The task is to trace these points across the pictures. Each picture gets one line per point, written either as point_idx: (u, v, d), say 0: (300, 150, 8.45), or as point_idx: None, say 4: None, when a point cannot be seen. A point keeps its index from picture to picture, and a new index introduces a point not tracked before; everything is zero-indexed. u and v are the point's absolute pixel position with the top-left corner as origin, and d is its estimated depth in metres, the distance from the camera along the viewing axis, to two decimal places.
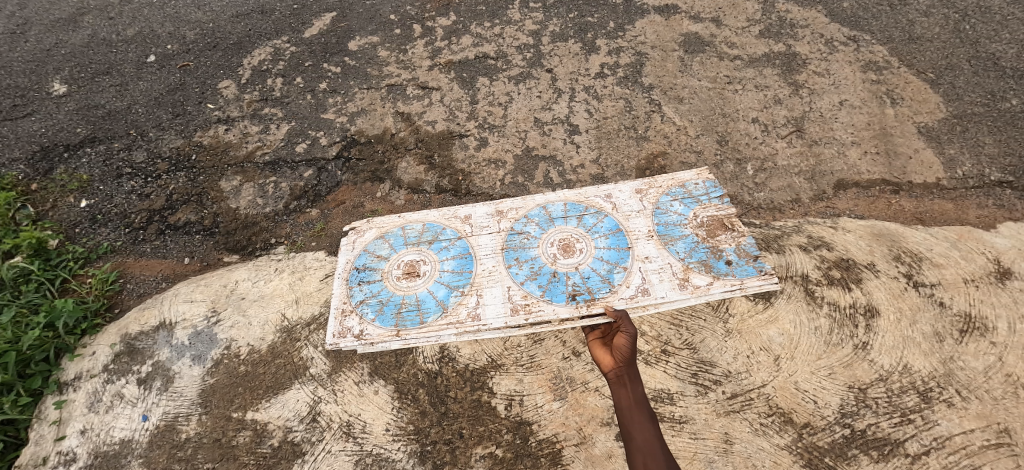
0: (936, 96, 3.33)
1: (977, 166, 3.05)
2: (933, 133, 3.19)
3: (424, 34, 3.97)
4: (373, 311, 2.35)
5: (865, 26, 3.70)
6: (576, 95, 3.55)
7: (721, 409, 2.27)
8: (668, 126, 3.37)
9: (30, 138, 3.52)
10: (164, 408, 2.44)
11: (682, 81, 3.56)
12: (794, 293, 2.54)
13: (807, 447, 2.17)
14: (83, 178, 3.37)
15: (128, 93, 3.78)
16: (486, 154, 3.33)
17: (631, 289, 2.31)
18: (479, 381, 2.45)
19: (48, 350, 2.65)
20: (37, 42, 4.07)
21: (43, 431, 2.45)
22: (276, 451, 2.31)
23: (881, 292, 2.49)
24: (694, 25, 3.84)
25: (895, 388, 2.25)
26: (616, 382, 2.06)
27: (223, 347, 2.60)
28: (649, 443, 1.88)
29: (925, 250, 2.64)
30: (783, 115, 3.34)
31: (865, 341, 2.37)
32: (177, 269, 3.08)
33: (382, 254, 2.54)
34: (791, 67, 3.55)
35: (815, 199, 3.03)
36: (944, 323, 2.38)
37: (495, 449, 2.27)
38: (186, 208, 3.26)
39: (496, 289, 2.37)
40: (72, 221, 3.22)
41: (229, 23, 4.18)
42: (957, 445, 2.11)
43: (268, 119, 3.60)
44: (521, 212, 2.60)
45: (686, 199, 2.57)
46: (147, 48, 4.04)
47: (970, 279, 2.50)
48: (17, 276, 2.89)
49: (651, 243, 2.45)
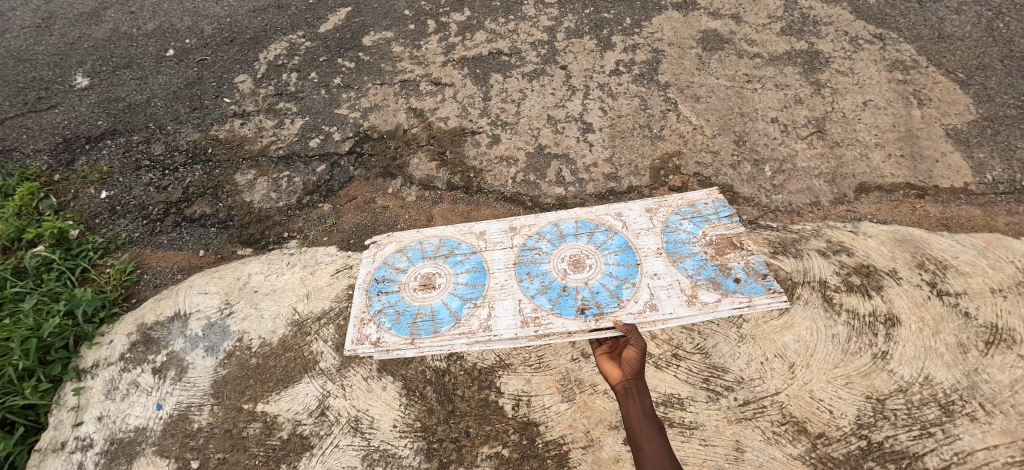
0: (966, 96, 3.21)
1: (1008, 171, 2.93)
2: (961, 136, 3.07)
3: (438, 30, 3.95)
4: (389, 320, 2.34)
5: (892, 24, 3.58)
6: (591, 93, 3.50)
7: (733, 416, 2.22)
8: (684, 126, 3.30)
9: (53, 130, 3.59)
10: (178, 397, 2.47)
11: (699, 79, 3.49)
12: (811, 300, 2.47)
13: (820, 457, 2.11)
14: (103, 170, 3.42)
15: (148, 86, 3.83)
16: (498, 152, 3.30)
17: (639, 304, 2.26)
18: (486, 381, 2.43)
19: (68, 338, 2.70)
20: (61, 36, 4.15)
21: (62, 416, 2.51)
22: (286, 444, 2.33)
23: (903, 299, 2.41)
24: (713, 22, 3.76)
25: (915, 400, 2.18)
26: (623, 394, 2.02)
27: (235, 339, 2.63)
28: (658, 454, 1.83)
29: (951, 257, 2.55)
30: (804, 114, 3.25)
31: (885, 350, 2.30)
32: (192, 260, 3.11)
33: (400, 266, 2.53)
34: (814, 65, 3.45)
35: (837, 202, 2.94)
36: (969, 333, 2.29)
37: (501, 449, 2.26)
38: (202, 201, 3.29)
39: (508, 302, 2.34)
40: (92, 212, 3.28)
41: (246, 18, 4.20)
42: (979, 461, 2.03)
43: (283, 113, 3.62)
44: (534, 229, 2.58)
45: (695, 219, 2.51)
46: (167, 42, 4.09)
47: (998, 289, 2.40)
48: (39, 265, 2.98)
49: (660, 260, 2.40)
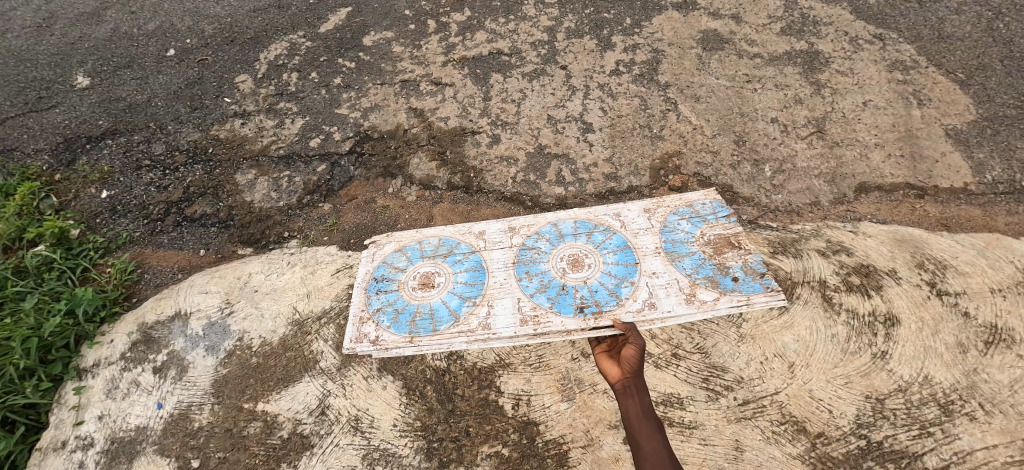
0: (965, 97, 3.21)
1: (1008, 171, 2.93)
2: (961, 136, 3.07)
3: (438, 30, 3.96)
4: (389, 318, 2.35)
5: (892, 24, 3.59)
6: (591, 93, 3.50)
7: (732, 415, 2.23)
8: (684, 126, 3.30)
9: (54, 130, 3.60)
10: (179, 396, 2.48)
11: (699, 79, 3.49)
12: (811, 299, 2.48)
13: (820, 457, 2.11)
14: (104, 169, 3.43)
15: (149, 86, 3.84)
16: (498, 152, 3.31)
17: (637, 303, 2.26)
18: (486, 380, 2.43)
19: (69, 337, 2.71)
20: (62, 36, 4.15)
21: (63, 415, 2.51)
22: (286, 443, 2.33)
23: (903, 299, 2.42)
24: (713, 22, 3.76)
25: (915, 400, 2.18)
26: (623, 393, 2.01)
27: (236, 338, 2.64)
28: (657, 452, 1.83)
29: (950, 257, 2.55)
30: (804, 115, 3.26)
31: (885, 350, 2.30)
32: (192, 260, 3.11)
33: (399, 265, 2.54)
34: (814, 65, 3.46)
35: (836, 202, 2.95)
36: (969, 333, 2.30)
37: (501, 449, 2.26)
38: (202, 201, 3.30)
39: (506, 300, 2.34)
40: (93, 211, 3.28)
41: (246, 18, 4.21)
42: (979, 461, 2.04)
43: (283, 113, 3.62)
44: (533, 228, 2.58)
45: (693, 219, 2.52)
46: (168, 41, 4.09)
47: (997, 289, 2.41)
48: (40, 264, 2.98)
49: (658, 259, 2.40)
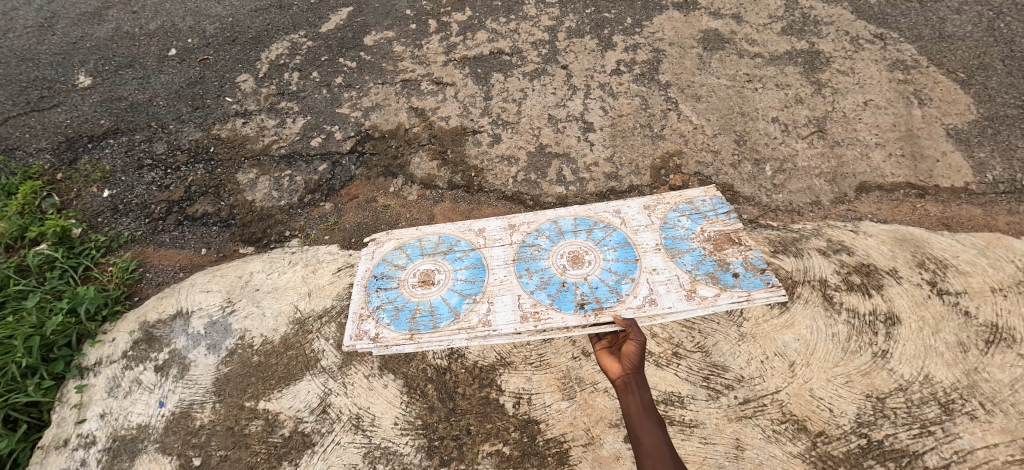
0: (966, 96, 3.21)
1: (1009, 171, 2.93)
2: (962, 135, 3.07)
3: (439, 29, 3.96)
4: (389, 315, 2.35)
5: (893, 24, 3.59)
6: (591, 92, 3.50)
7: (732, 414, 2.23)
8: (685, 126, 3.30)
9: (56, 129, 3.61)
10: (180, 394, 2.48)
11: (700, 79, 3.49)
12: (811, 299, 2.48)
13: (820, 456, 2.11)
14: (105, 169, 3.43)
15: (150, 85, 3.84)
16: (499, 151, 3.31)
17: (638, 299, 2.27)
18: (487, 378, 2.44)
19: (71, 336, 2.72)
20: (64, 36, 4.16)
21: (65, 413, 2.52)
22: (288, 441, 2.34)
23: (903, 299, 2.42)
24: (714, 22, 3.76)
25: (915, 399, 2.18)
26: (623, 389, 2.00)
27: (237, 337, 2.64)
28: (658, 448, 1.84)
29: (951, 257, 2.56)
30: (804, 114, 3.26)
31: (885, 349, 2.30)
32: (194, 259, 3.12)
33: (399, 263, 2.54)
34: (814, 65, 3.46)
35: (837, 201, 2.95)
36: (969, 332, 2.30)
37: (502, 447, 2.26)
38: (204, 200, 3.31)
39: (506, 297, 2.35)
40: (95, 211, 3.29)
41: (248, 18, 4.22)
42: (979, 460, 2.04)
43: (285, 113, 3.63)
44: (533, 225, 2.59)
45: (693, 215, 2.53)
46: (169, 41, 4.10)
47: (998, 289, 2.41)
48: (42, 263, 2.99)
49: (659, 255, 2.41)
